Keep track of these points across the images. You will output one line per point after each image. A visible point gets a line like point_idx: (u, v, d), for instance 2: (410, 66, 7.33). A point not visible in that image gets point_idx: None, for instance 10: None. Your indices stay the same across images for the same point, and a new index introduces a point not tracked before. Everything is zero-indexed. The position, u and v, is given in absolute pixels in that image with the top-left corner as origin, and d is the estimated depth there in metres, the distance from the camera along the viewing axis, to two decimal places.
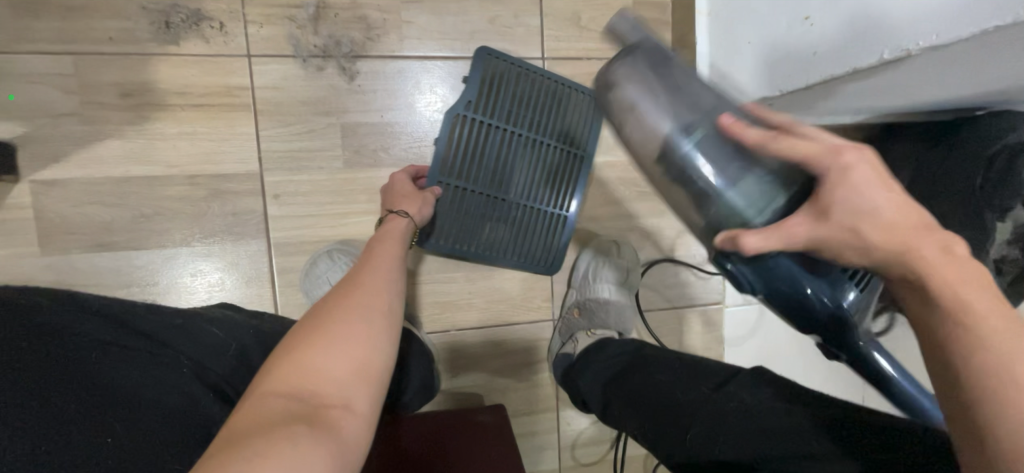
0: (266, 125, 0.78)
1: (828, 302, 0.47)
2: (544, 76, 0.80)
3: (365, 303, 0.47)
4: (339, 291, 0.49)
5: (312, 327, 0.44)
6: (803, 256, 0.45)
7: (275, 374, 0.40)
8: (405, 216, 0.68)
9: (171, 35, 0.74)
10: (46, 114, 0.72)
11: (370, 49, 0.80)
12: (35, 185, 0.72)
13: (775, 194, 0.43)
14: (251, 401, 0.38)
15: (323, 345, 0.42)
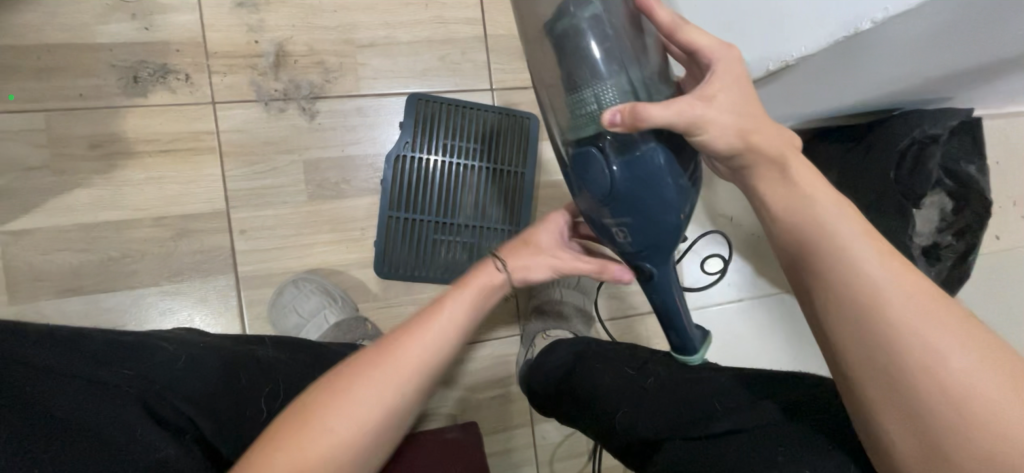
0: (231, 165, 0.82)
1: (669, 201, 0.50)
2: (475, 109, 0.91)
3: (388, 388, 0.44)
4: (369, 363, 0.45)
5: (321, 408, 0.42)
6: (668, 151, 0.49)
7: (266, 458, 0.40)
8: None
9: (139, 88, 0.79)
10: (17, 168, 0.75)
11: (328, 90, 0.86)
12: (6, 235, 0.75)
13: (657, 85, 0.50)
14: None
15: (321, 437, 0.41)
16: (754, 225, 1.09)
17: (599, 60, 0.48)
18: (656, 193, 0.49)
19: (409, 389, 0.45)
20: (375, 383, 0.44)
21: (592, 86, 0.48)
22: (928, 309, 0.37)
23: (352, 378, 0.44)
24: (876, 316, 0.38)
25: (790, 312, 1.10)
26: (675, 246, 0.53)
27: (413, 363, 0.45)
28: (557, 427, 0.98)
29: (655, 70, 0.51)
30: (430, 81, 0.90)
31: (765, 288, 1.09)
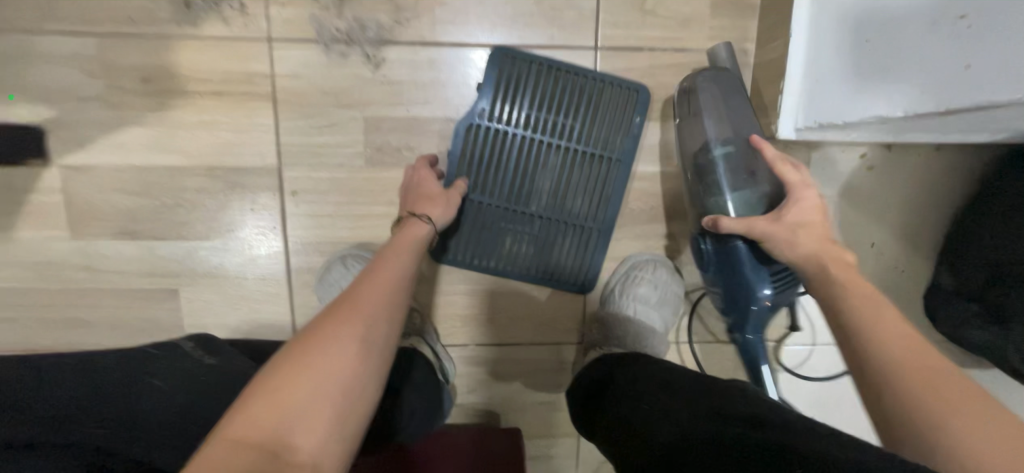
0: (286, 116, 0.72)
1: (757, 292, 0.64)
2: (576, 74, 0.73)
3: (360, 324, 0.45)
4: (333, 315, 0.45)
5: (297, 360, 0.41)
6: (755, 251, 0.62)
7: (245, 417, 0.37)
8: (427, 222, 0.63)
9: (191, 16, 0.69)
10: (72, 98, 0.70)
11: (398, 35, 0.71)
12: (64, 170, 0.72)
13: (756, 208, 0.63)
14: (216, 448, 0.34)
15: (308, 380, 0.40)
16: (899, 256, 0.86)
17: (723, 181, 0.65)
18: (738, 279, 0.64)
19: (383, 319, 0.47)
20: (351, 322, 0.45)
21: (707, 190, 0.67)
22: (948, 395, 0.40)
23: (323, 325, 0.44)
24: (913, 399, 0.41)
25: None
26: (763, 323, 0.66)
27: (377, 304, 0.48)
28: None
29: (762, 193, 0.64)
30: (520, 32, 0.72)
31: None
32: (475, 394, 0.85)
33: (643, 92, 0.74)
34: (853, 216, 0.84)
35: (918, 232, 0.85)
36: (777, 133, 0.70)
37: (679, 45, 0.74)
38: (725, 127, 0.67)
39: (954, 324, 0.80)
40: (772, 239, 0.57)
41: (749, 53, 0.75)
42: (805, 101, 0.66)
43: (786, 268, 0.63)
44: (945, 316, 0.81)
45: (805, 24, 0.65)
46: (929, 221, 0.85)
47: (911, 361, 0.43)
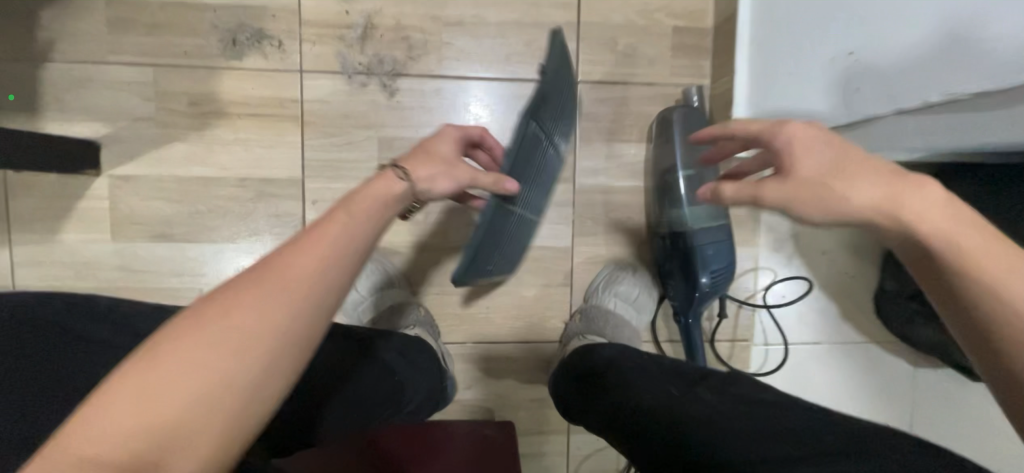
0: (311, 135, 0.84)
1: (702, 284, 0.83)
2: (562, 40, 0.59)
3: (260, 313, 0.34)
4: (252, 284, 0.34)
5: (185, 345, 0.32)
6: (705, 253, 0.82)
7: (120, 406, 0.31)
8: (404, 177, 0.44)
9: (236, 51, 0.82)
10: (127, 118, 0.81)
11: (410, 68, 0.84)
12: (113, 179, 0.82)
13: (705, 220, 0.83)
14: (87, 438, 0.30)
15: (183, 368, 0.31)
16: (848, 263, 0.96)
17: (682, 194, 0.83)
18: (690, 273, 0.83)
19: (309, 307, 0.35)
20: (254, 307, 0.34)
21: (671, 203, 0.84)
22: (1011, 283, 0.36)
23: (221, 302, 0.34)
24: (958, 283, 0.37)
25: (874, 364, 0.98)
26: (700, 310, 0.85)
27: (285, 288, 0.35)
28: (593, 440, 0.95)
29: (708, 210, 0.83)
30: (513, 67, 0.86)
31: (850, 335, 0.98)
32: (470, 391, 0.91)
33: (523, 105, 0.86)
34: (806, 226, 0.95)
35: (864, 241, 0.96)
36: None
37: (647, 79, 0.88)
38: (690, 151, 0.83)
39: (902, 323, 0.90)
40: (798, 155, 0.41)
41: (705, 86, 0.89)
42: None
43: (728, 269, 0.83)
44: (893, 314, 0.91)
45: (744, 61, 0.79)
46: (871, 231, 0.96)
47: (997, 267, 0.36)
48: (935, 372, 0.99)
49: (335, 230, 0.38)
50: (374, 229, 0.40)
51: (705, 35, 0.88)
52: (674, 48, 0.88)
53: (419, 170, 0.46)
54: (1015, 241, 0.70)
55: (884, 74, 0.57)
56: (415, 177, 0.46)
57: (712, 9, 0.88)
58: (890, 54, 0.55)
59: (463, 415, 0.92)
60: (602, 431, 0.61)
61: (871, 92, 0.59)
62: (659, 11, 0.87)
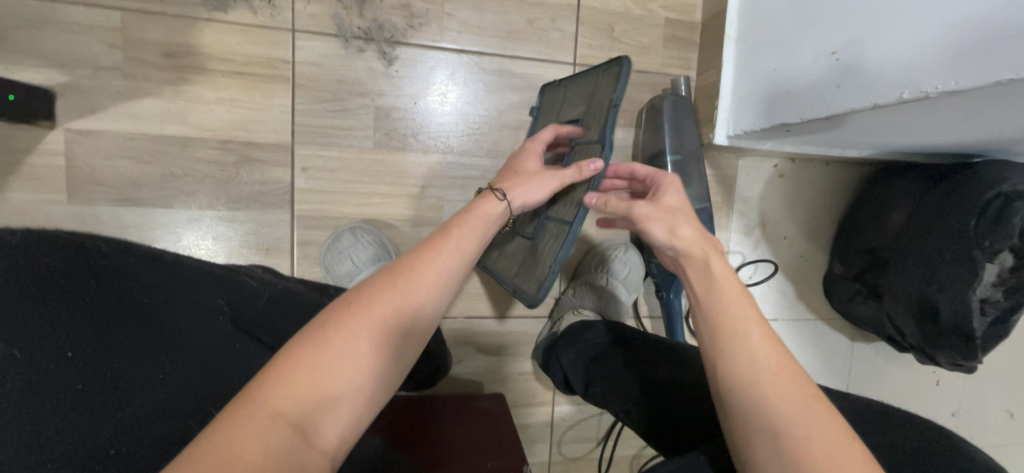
0: (303, 99, 0.80)
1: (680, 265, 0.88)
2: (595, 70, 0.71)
3: (403, 310, 0.43)
4: (390, 282, 0.44)
5: (337, 336, 0.40)
6: None
7: (286, 388, 0.37)
8: (501, 199, 0.56)
9: (220, 2, 0.76)
10: (88, 66, 0.73)
11: (410, 37, 0.82)
12: (70, 134, 0.73)
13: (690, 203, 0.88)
14: (259, 417, 0.35)
15: (343, 350, 0.39)
16: (803, 248, 1.08)
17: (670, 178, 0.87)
18: None
19: (433, 303, 0.46)
20: (394, 306, 0.43)
21: None
22: (784, 382, 0.43)
23: (360, 300, 0.43)
24: (753, 378, 0.44)
25: (820, 338, 1.11)
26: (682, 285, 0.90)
27: (422, 289, 0.45)
28: (576, 411, 0.99)
29: (693, 193, 0.88)
30: (514, 44, 0.87)
31: (801, 312, 1.09)
32: (461, 364, 0.93)
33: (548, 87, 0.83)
34: (771, 214, 1.04)
35: (817, 228, 1.08)
36: (713, 140, 0.89)
37: (639, 67, 0.92)
38: (677, 138, 0.88)
39: (847, 299, 1.02)
40: (653, 221, 0.54)
41: (692, 78, 0.95)
42: (734, 114, 0.86)
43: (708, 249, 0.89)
44: (840, 293, 1.04)
45: (732, 57, 0.86)
46: (824, 220, 1.08)
47: (764, 361, 0.44)
48: (867, 346, 1.13)
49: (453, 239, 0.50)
50: (485, 244, 0.53)
51: (694, 29, 0.94)
52: (665, 40, 0.93)
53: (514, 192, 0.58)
54: (949, 239, 0.82)
55: (862, 71, 0.62)
56: (510, 197, 0.57)
57: (701, 5, 0.93)
58: (870, 53, 0.60)
59: (452, 389, 0.93)
60: (580, 392, 0.78)
61: (848, 87, 0.64)
62: (654, 2, 0.91)
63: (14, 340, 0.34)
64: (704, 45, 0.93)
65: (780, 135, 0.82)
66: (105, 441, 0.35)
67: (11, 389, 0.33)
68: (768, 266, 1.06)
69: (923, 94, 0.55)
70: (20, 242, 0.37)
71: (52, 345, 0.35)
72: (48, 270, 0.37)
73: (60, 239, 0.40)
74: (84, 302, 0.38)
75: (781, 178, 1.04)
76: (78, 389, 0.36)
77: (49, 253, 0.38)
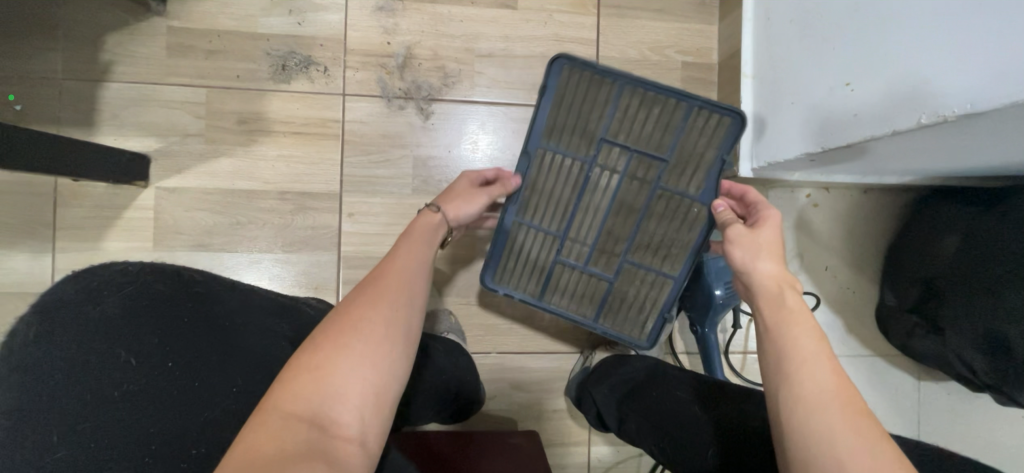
0: (351, 153, 0.90)
1: (717, 296, 0.86)
2: (666, 91, 0.67)
3: (385, 302, 0.48)
4: (367, 288, 0.50)
5: (327, 338, 0.45)
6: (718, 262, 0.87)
7: (291, 393, 0.42)
8: (434, 210, 0.62)
9: (285, 75, 0.88)
10: (178, 134, 0.87)
11: (444, 94, 0.92)
12: (160, 191, 0.86)
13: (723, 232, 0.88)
14: (275, 419, 0.40)
15: (340, 351, 0.44)
16: (848, 279, 1.03)
17: None
18: (704, 284, 0.88)
19: (414, 301, 0.50)
20: (375, 301, 0.48)
21: None
22: (848, 413, 0.42)
23: (344, 307, 0.48)
24: (813, 408, 0.43)
25: (878, 377, 1.03)
26: (716, 317, 0.88)
27: (397, 284, 0.50)
28: (614, 452, 0.96)
29: None
30: None
31: (855, 348, 1.03)
32: (494, 401, 0.94)
33: (568, 60, 0.65)
34: (809, 244, 1.02)
35: (863, 259, 1.03)
36: (738, 173, 0.91)
37: None
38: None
39: (905, 335, 0.95)
40: (737, 246, 0.57)
41: None
42: (756, 146, 0.88)
43: None
44: (897, 328, 0.96)
45: (750, 93, 0.89)
46: (868, 249, 1.03)
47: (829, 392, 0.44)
48: (935, 386, 1.03)
49: (416, 245, 0.57)
50: (434, 245, 0.59)
51: (711, 70, 0.98)
52: (683, 81, 0.97)
53: (447, 205, 0.64)
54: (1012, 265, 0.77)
55: (878, 101, 0.63)
56: (443, 210, 0.64)
57: (717, 47, 0.98)
58: (882, 83, 0.62)
59: (487, 426, 0.94)
60: (613, 430, 0.77)
61: (867, 115, 0.65)
62: (669, 48, 0.97)
63: (127, 350, 0.42)
64: (722, 84, 0.96)
65: (805, 165, 0.83)
66: (188, 441, 0.42)
67: (124, 391, 0.41)
68: (811, 299, 1.01)
69: (940, 117, 0.55)
70: (136, 271, 0.47)
71: (157, 355, 0.43)
72: (159, 293, 0.46)
73: (167, 266, 0.49)
74: (185, 319, 0.46)
75: (816, 208, 1.02)
76: (172, 393, 0.43)
77: (158, 280, 0.47)
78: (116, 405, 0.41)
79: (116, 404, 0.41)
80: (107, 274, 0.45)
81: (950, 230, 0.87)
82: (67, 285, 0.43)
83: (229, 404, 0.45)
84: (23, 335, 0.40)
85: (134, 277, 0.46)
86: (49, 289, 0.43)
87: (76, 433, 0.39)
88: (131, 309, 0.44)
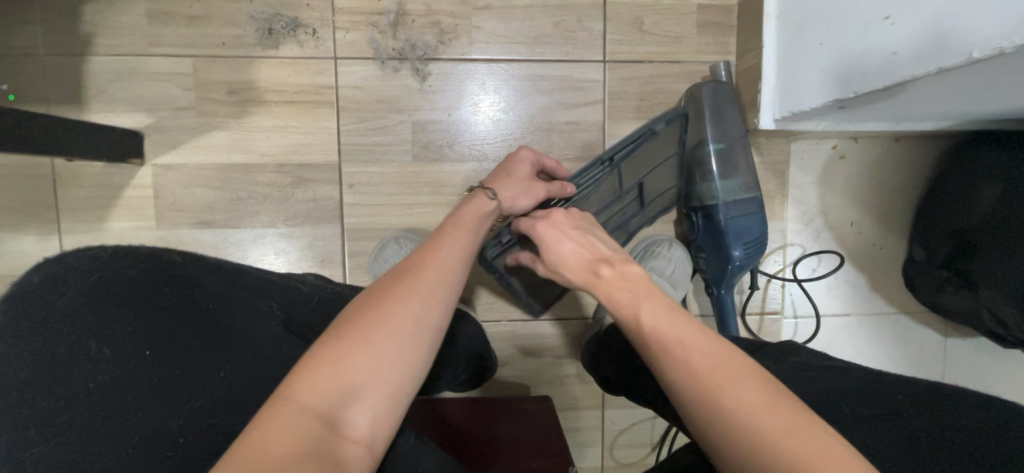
0: (347, 121, 0.86)
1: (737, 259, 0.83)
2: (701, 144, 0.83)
3: (419, 298, 0.47)
4: (397, 280, 0.48)
5: (356, 332, 0.43)
6: (736, 227, 0.83)
7: (311, 383, 0.41)
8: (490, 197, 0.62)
9: (272, 40, 0.84)
10: (169, 108, 0.84)
11: (441, 52, 0.86)
12: (157, 168, 0.84)
13: (747, 189, 0.84)
14: (288, 411, 0.39)
15: (355, 345, 0.43)
16: (874, 235, 0.97)
17: (712, 168, 0.83)
18: (721, 245, 0.84)
19: (444, 296, 0.48)
20: (408, 298, 0.46)
21: (702, 179, 0.84)
22: (716, 372, 0.43)
23: (375, 298, 0.46)
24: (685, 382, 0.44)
25: (903, 335, 0.99)
26: (734, 279, 0.85)
27: (435, 278, 0.49)
28: (628, 415, 0.97)
29: (742, 181, 0.84)
30: (541, 48, 0.88)
31: (877, 306, 0.99)
32: (506, 368, 0.94)
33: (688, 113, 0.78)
34: (834, 199, 0.96)
35: (891, 213, 0.97)
36: (759, 124, 0.85)
37: (674, 57, 0.89)
38: (719, 128, 0.83)
39: (932, 292, 0.90)
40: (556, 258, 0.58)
41: (732, 63, 0.90)
42: (780, 95, 0.81)
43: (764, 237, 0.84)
44: (925, 284, 0.91)
45: (774, 36, 0.82)
46: (897, 204, 0.97)
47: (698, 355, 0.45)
48: (962, 342, 0.99)
49: (456, 233, 0.55)
50: (478, 237, 0.57)
51: (730, 12, 0.89)
52: (699, 27, 0.89)
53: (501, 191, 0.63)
54: None
55: (921, 34, 0.56)
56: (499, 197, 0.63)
57: None
58: (926, 14, 0.55)
59: (499, 392, 0.95)
60: (622, 392, 0.77)
61: (908, 53, 0.58)
62: None
63: (100, 341, 0.44)
64: (743, 26, 0.88)
65: (832, 113, 0.76)
66: (171, 432, 0.44)
67: (99, 382, 0.43)
68: (834, 258, 0.97)
69: (996, 50, 0.49)
70: (107, 256, 0.49)
71: (131, 346, 0.45)
72: (129, 278, 0.48)
73: (139, 250, 0.52)
74: (158, 306, 0.48)
75: (842, 160, 0.95)
76: (150, 384, 0.45)
77: (128, 265, 0.49)
78: (89, 398, 0.42)
79: (93, 394, 0.42)
80: (74, 259, 0.47)
81: (990, 179, 0.81)
82: (36, 275, 0.46)
83: (210, 390, 0.47)
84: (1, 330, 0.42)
85: (103, 263, 0.48)
86: (18, 280, 0.45)
87: (52, 429, 0.40)
88: (97, 299, 0.46)
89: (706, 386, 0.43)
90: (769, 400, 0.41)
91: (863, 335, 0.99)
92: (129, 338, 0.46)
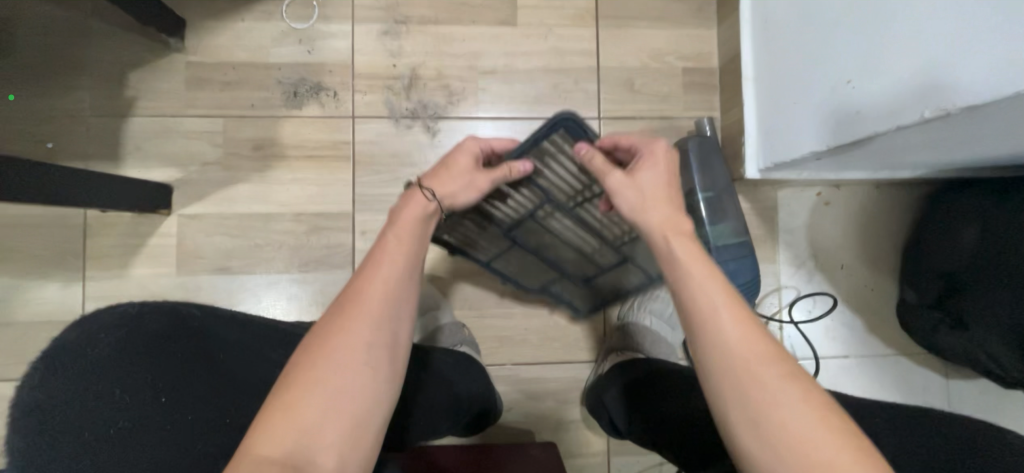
0: (362, 173, 0.92)
1: None
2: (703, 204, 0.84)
3: (364, 327, 0.48)
4: (340, 312, 0.49)
5: (305, 372, 0.46)
6: (729, 268, 0.87)
7: (270, 432, 0.43)
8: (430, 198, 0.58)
9: (296, 102, 0.92)
10: (198, 162, 0.90)
11: (450, 111, 0.94)
12: (183, 218, 0.90)
13: (737, 233, 0.89)
14: (248, 462, 0.41)
15: (310, 384, 0.45)
16: (865, 276, 1.01)
17: (704, 214, 0.88)
18: None
19: (393, 320, 0.50)
20: (352, 329, 0.48)
21: (695, 224, 0.89)
22: (759, 366, 0.45)
23: (320, 333, 0.48)
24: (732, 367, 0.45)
25: (905, 377, 1.00)
26: None
27: (379, 303, 0.50)
28: (635, 462, 0.95)
29: (732, 225, 0.89)
30: (542, 107, 0.96)
31: (876, 347, 1.00)
32: (510, 413, 0.94)
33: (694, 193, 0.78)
34: (823, 243, 1.01)
35: (879, 256, 1.01)
36: (745, 174, 0.91)
37: (664, 114, 0.97)
38: (707, 177, 0.90)
39: (927, 332, 0.92)
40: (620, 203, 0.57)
41: (717, 119, 0.98)
42: (762, 147, 0.88)
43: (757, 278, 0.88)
44: (919, 324, 0.93)
45: (753, 96, 0.90)
46: (884, 247, 1.01)
47: (745, 344, 0.46)
48: (965, 383, 1.00)
49: (394, 246, 0.54)
50: (422, 246, 0.56)
51: (712, 74, 0.99)
52: (685, 87, 0.98)
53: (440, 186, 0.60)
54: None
55: (880, 97, 0.63)
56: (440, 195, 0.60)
57: (716, 51, 0.99)
58: (882, 80, 0.62)
59: (504, 438, 0.94)
60: (626, 435, 0.77)
61: (870, 112, 0.65)
62: (669, 55, 0.98)
63: (125, 388, 0.46)
64: (724, 87, 0.97)
65: (811, 164, 0.83)
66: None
67: (120, 427, 0.45)
68: (827, 299, 1.00)
69: (943, 111, 0.55)
70: (137, 310, 0.51)
71: (148, 392, 0.48)
72: (155, 330, 0.51)
73: (168, 303, 0.54)
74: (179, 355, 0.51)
75: (827, 206, 1.01)
76: (165, 428, 0.48)
77: (156, 318, 0.52)
78: (110, 442, 0.44)
79: (113, 440, 0.44)
80: (108, 313, 0.49)
81: (966, 224, 0.85)
82: (73, 328, 0.46)
83: (215, 435, 0.51)
84: (31, 383, 0.42)
85: (132, 317, 0.50)
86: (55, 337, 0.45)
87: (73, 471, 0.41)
88: (126, 350, 0.48)
89: (749, 380, 0.44)
90: (805, 398, 0.44)
91: (865, 377, 0.99)
92: (151, 385, 0.48)
